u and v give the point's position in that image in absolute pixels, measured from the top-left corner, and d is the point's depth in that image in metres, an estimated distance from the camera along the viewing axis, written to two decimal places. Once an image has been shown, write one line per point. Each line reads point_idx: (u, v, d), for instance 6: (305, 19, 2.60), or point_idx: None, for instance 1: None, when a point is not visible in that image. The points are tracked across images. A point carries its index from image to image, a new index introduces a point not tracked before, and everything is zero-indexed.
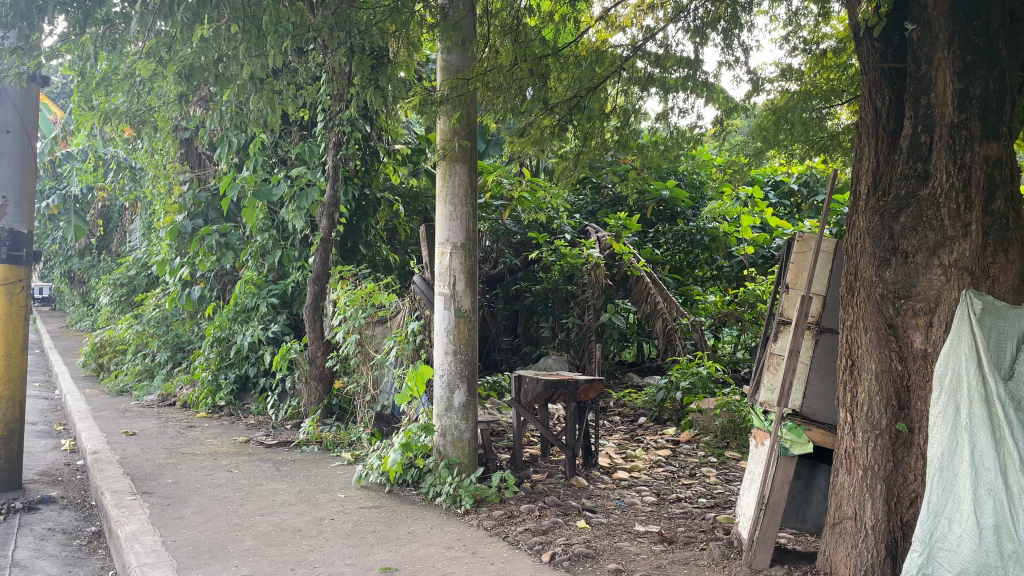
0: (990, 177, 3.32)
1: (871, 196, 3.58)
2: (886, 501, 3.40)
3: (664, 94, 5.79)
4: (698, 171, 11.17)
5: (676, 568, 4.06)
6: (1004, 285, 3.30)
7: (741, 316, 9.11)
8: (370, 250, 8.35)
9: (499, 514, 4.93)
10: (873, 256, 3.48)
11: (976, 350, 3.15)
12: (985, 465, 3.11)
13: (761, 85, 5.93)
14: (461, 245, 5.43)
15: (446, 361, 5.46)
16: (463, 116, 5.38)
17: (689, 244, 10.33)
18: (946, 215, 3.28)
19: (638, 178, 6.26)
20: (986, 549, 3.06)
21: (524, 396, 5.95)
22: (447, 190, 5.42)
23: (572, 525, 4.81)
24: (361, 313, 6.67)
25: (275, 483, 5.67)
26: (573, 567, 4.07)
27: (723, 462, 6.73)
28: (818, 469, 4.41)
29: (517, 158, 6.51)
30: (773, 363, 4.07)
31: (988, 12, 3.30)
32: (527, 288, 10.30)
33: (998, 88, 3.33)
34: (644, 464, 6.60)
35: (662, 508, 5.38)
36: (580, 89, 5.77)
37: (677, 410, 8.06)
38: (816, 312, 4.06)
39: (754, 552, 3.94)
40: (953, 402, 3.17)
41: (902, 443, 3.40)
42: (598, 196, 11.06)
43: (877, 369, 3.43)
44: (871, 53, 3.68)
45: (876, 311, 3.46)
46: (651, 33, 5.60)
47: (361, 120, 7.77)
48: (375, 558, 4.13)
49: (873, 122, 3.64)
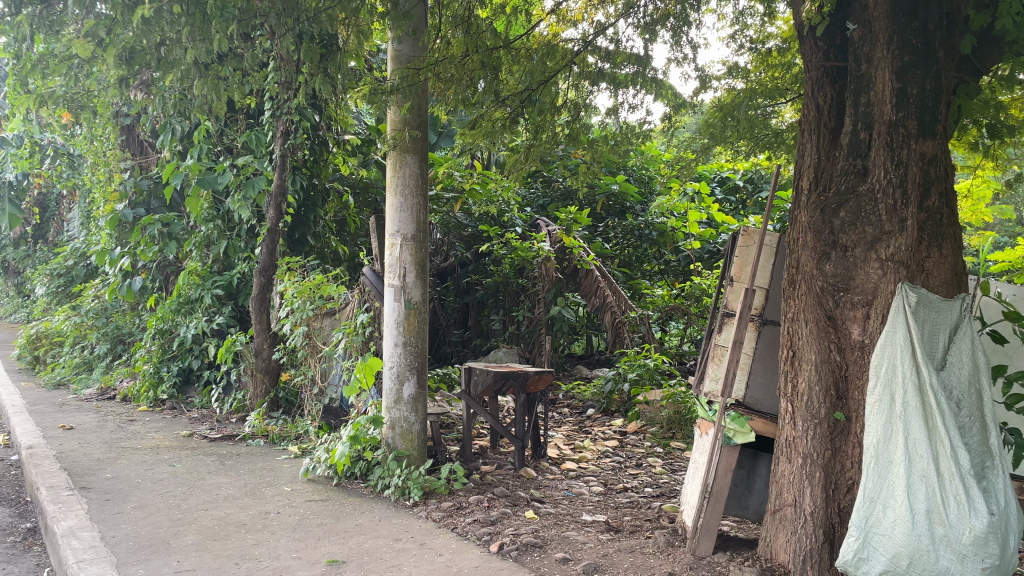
0: (925, 174, 3.43)
1: (812, 192, 3.68)
2: (823, 489, 3.48)
3: (614, 89, 5.84)
4: (646, 167, 11.30)
5: (622, 556, 4.11)
6: (937, 280, 3.44)
7: (688, 310, 9.23)
8: (318, 241, 8.24)
9: (448, 505, 4.94)
10: (814, 249, 3.58)
11: (910, 342, 3.24)
12: (917, 451, 3.08)
13: (708, 83, 6.03)
14: (412, 236, 5.41)
15: (395, 353, 5.43)
16: (413, 106, 5.37)
17: (638, 240, 10.56)
18: (884, 210, 3.38)
19: (588, 173, 6.32)
20: (918, 534, 3.00)
21: (473, 388, 5.89)
22: (398, 180, 5.39)
23: (521, 515, 4.84)
24: (309, 305, 6.58)
25: (219, 477, 5.56)
26: (521, 557, 4.11)
27: (668, 452, 6.84)
28: (759, 459, 4.51)
29: (469, 150, 6.49)
30: (717, 354, 4.17)
31: (925, 13, 3.40)
32: (478, 281, 10.35)
33: (934, 88, 3.43)
34: (592, 455, 6.68)
35: (609, 498, 5.45)
36: (532, 82, 5.75)
37: (625, 401, 8.17)
38: (759, 304, 4.16)
39: (698, 540, 4.01)
40: (888, 391, 3.21)
41: (840, 432, 3.50)
42: (549, 190, 11.10)
43: (817, 360, 3.52)
44: (814, 51, 3.77)
45: (816, 304, 3.55)
46: (602, 27, 5.63)
47: (310, 108, 7.58)
48: (322, 551, 4.10)
49: (816, 119, 3.75)
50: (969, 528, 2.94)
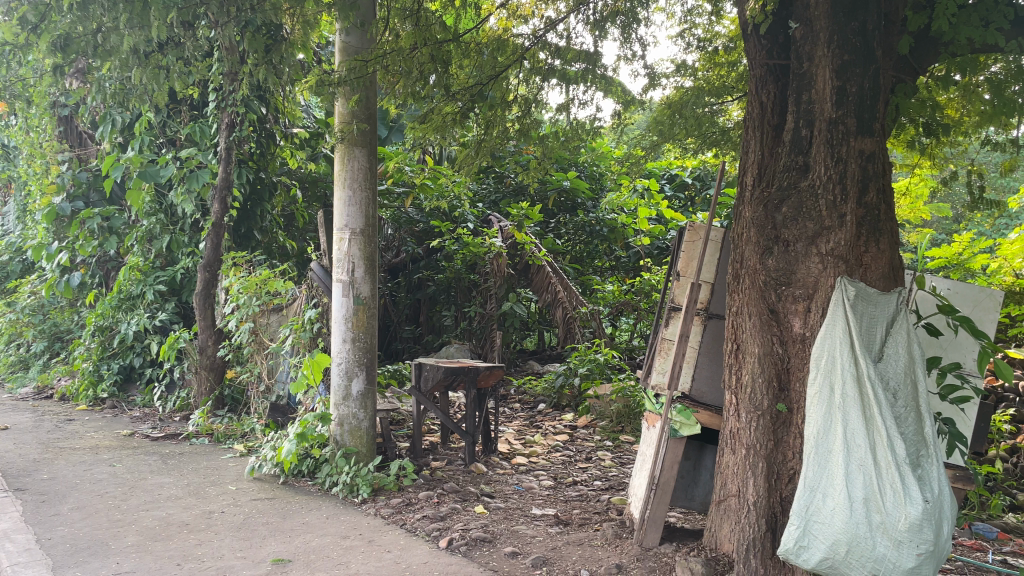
0: (864, 171, 3.51)
1: (756, 187, 3.75)
2: (766, 479, 3.53)
3: (565, 85, 5.86)
4: (598, 163, 11.39)
5: (571, 549, 4.14)
6: (875, 274, 3.52)
7: (638, 305, 9.35)
8: (265, 236, 8.11)
9: (397, 502, 4.91)
10: (758, 244, 3.65)
11: (849, 335, 3.28)
12: (856, 441, 3.11)
13: (657, 81, 6.09)
14: (360, 230, 5.35)
15: (344, 349, 5.36)
16: (361, 98, 5.31)
17: (589, 235, 10.59)
18: (824, 206, 3.46)
19: (539, 168, 6.34)
20: (856, 521, 3.01)
21: (423, 384, 5.88)
22: (345, 174, 5.33)
23: (471, 510, 4.83)
24: (255, 301, 6.46)
25: (162, 477, 5.43)
26: (470, 552, 4.10)
27: (618, 446, 6.91)
28: (705, 451, 4.58)
29: (419, 145, 6.44)
30: (665, 347, 4.24)
31: (865, 14, 3.49)
32: (429, 277, 10.28)
33: (872, 86, 3.51)
34: (542, 449, 6.71)
35: (558, 492, 5.48)
36: (483, 76, 5.74)
37: (575, 396, 8.23)
38: (704, 298, 4.23)
39: (645, 531, 4.06)
40: (828, 382, 3.25)
41: (782, 423, 3.56)
42: (501, 185, 11.09)
43: (760, 353, 3.60)
44: (758, 49, 3.86)
45: (760, 297, 3.62)
46: (553, 23, 5.64)
47: (256, 100, 7.44)
48: (267, 551, 4.03)
49: (759, 117, 3.82)
50: (904, 515, 2.95)
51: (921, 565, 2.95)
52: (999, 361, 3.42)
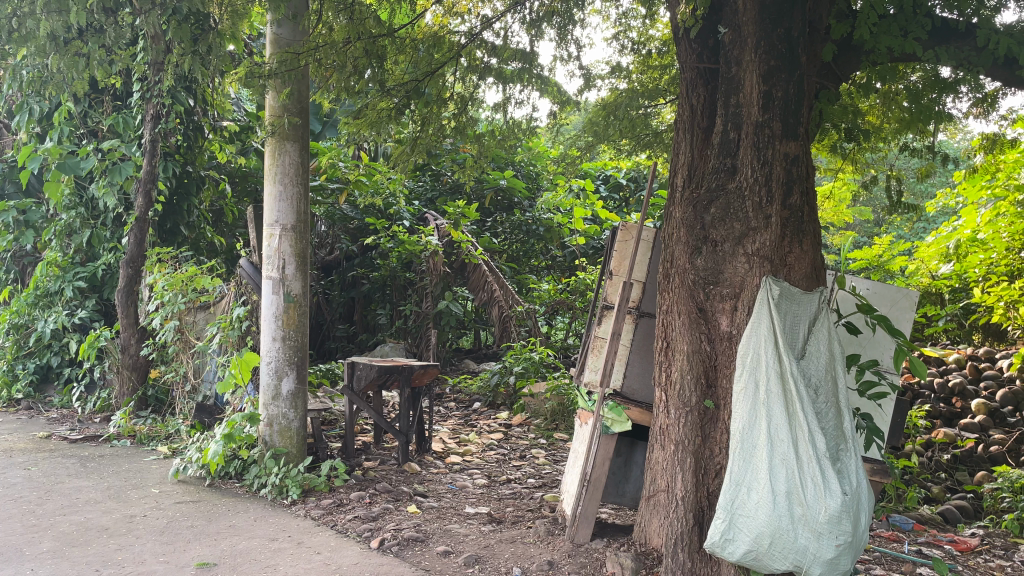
0: (788, 173, 3.61)
1: (686, 188, 3.82)
2: (694, 474, 3.60)
3: (501, 84, 5.85)
4: (534, 163, 11.45)
5: (503, 547, 4.14)
6: (799, 273, 3.61)
7: (573, 304, 9.44)
8: (192, 232, 7.88)
9: (328, 503, 4.83)
10: (687, 244, 3.71)
11: (773, 332, 3.34)
12: (779, 436, 3.16)
13: (593, 82, 6.14)
14: (291, 227, 5.26)
15: (273, 347, 5.25)
16: (293, 92, 5.22)
17: (525, 235, 10.61)
18: (750, 207, 3.55)
19: (475, 167, 6.32)
20: (778, 514, 3.08)
21: (356, 383, 5.81)
22: (276, 169, 5.22)
23: (403, 510, 4.78)
24: (180, 297, 6.25)
25: (80, 480, 5.22)
26: (402, 552, 4.07)
27: (552, 443, 6.95)
28: (636, 447, 4.65)
29: (354, 141, 6.33)
30: (597, 345, 4.30)
31: (790, 20, 3.59)
32: (364, 275, 10.15)
33: (797, 92, 3.62)
34: (476, 448, 6.70)
35: (492, 490, 5.49)
36: (417, 73, 5.70)
37: (510, 395, 8.25)
38: (636, 297, 4.30)
39: (577, 528, 4.10)
40: (753, 379, 3.29)
41: (709, 419, 3.64)
42: (437, 183, 11.02)
43: (689, 351, 3.67)
44: (689, 53, 3.94)
45: (689, 296, 3.70)
46: (489, 21, 5.63)
47: (183, 92, 7.22)
48: (192, 554, 3.92)
49: (690, 119, 3.90)
50: (824, 508, 3.03)
51: (840, 556, 3.04)
52: (914, 358, 3.52)
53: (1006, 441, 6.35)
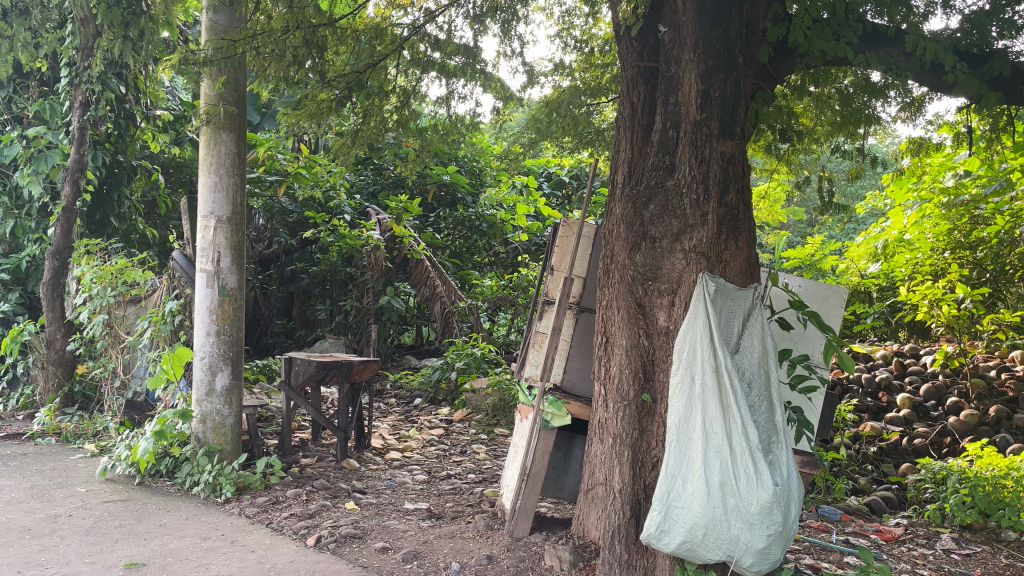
0: (725, 172, 3.68)
1: (626, 185, 3.87)
2: (631, 467, 3.64)
3: (444, 78, 5.81)
4: (477, 158, 11.41)
5: (442, 542, 4.13)
6: (734, 270, 3.69)
7: (515, 300, 9.48)
8: (123, 223, 7.62)
9: (263, 501, 4.74)
10: (627, 241, 3.75)
11: (709, 327, 3.40)
12: (714, 429, 3.21)
13: (536, 78, 6.16)
14: (227, 219, 5.14)
15: (207, 342, 5.12)
16: (229, 80, 5.13)
17: (468, 230, 10.59)
18: (688, 205, 3.61)
19: (417, 161, 6.26)
20: (712, 506, 3.12)
21: (294, 379, 5.71)
22: (211, 159, 5.10)
23: (341, 507, 4.72)
24: (110, 291, 6.09)
25: (1, 479, 5.00)
26: (339, 549, 4.02)
27: (492, 439, 6.96)
28: (575, 441, 4.69)
29: (294, 133, 6.21)
30: (538, 341, 4.36)
31: (728, 22, 3.65)
32: (304, 269, 10.00)
33: (734, 91, 3.70)
34: (417, 444, 6.66)
35: (432, 485, 5.46)
36: (360, 65, 5.59)
37: (451, 390, 8.23)
38: (577, 292, 4.34)
39: (516, 522, 4.12)
40: (689, 373, 3.34)
41: (647, 413, 3.69)
42: (379, 178, 10.91)
43: (627, 345, 3.72)
44: (630, 51, 3.98)
45: (628, 292, 3.74)
46: (432, 15, 5.59)
47: (114, 78, 6.94)
48: (119, 555, 3.80)
49: (630, 117, 3.95)
50: (756, 499, 3.07)
51: (770, 546, 3.10)
52: (843, 354, 3.59)
53: (929, 434, 6.59)
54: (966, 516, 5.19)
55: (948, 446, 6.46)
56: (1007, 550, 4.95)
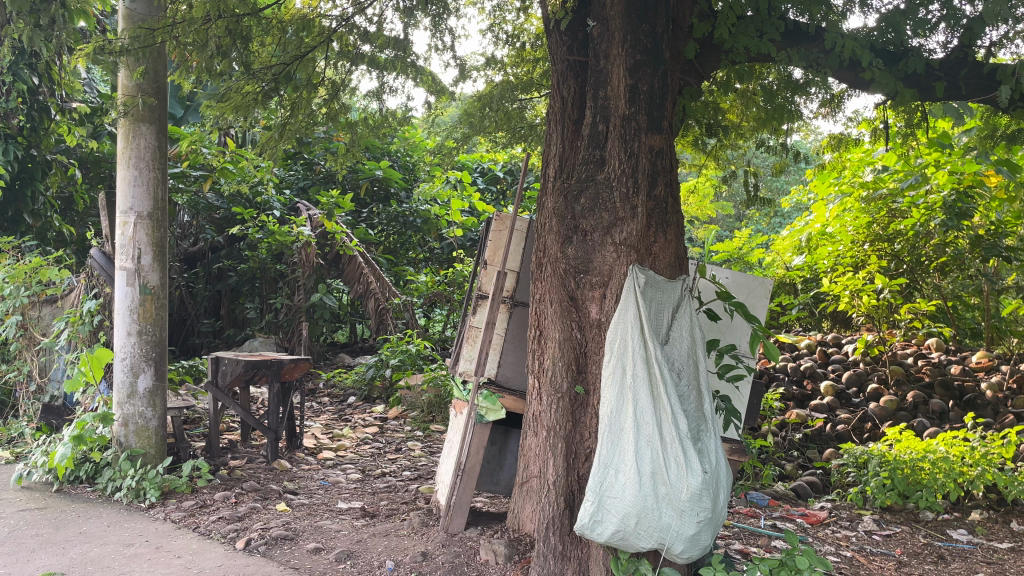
0: (653, 166, 3.73)
1: (557, 178, 3.89)
2: (565, 458, 3.65)
3: (375, 72, 5.70)
4: (410, 153, 11.29)
5: (376, 540, 4.08)
6: (663, 262, 3.74)
7: (450, 296, 9.42)
8: (37, 220, 7.29)
9: (190, 504, 4.60)
10: (559, 234, 3.77)
11: (640, 319, 3.43)
12: (645, 418, 3.24)
13: (468, 73, 6.13)
14: (148, 214, 4.96)
15: (128, 343, 4.94)
16: (148, 70, 4.96)
17: (402, 226, 10.51)
18: (618, 198, 3.65)
19: (349, 156, 6.16)
20: (644, 495, 3.15)
21: (221, 379, 5.53)
22: (130, 152, 4.93)
23: (271, 509, 4.61)
24: (23, 291, 5.81)
25: None
26: (269, 552, 3.93)
27: (428, 435, 6.91)
28: (510, 435, 4.70)
29: (219, 126, 6.03)
30: (472, 335, 4.33)
31: (654, 17, 3.72)
32: (231, 267, 9.75)
33: (661, 86, 3.76)
34: (350, 443, 6.56)
35: (366, 484, 5.39)
36: (286, 57, 5.43)
37: (386, 387, 8.15)
38: (510, 286, 4.34)
39: (451, 517, 4.09)
40: (620, 365, 3.37)
41: (580, 404, 3.71)
42: (310, 173, 10.71)
43: (560, 338, 3.72)
44: (559, 44, 4.00)
45: (560, 285, 3.75)
46: (361, 7, 5.50)
47: (26, 69, 6.60)
48: (36, 565, 3.64)
49: (561, 110, 3.97)
50: (686, 486, 3.12)
51: (700, 532, 3.14)
52: (769, 343, 3.63)
53: (851, 420, 6.84)
54: (886, 498, 5.41)
55: (869, 431, 6.70)
56: (925, 529, 5.18)
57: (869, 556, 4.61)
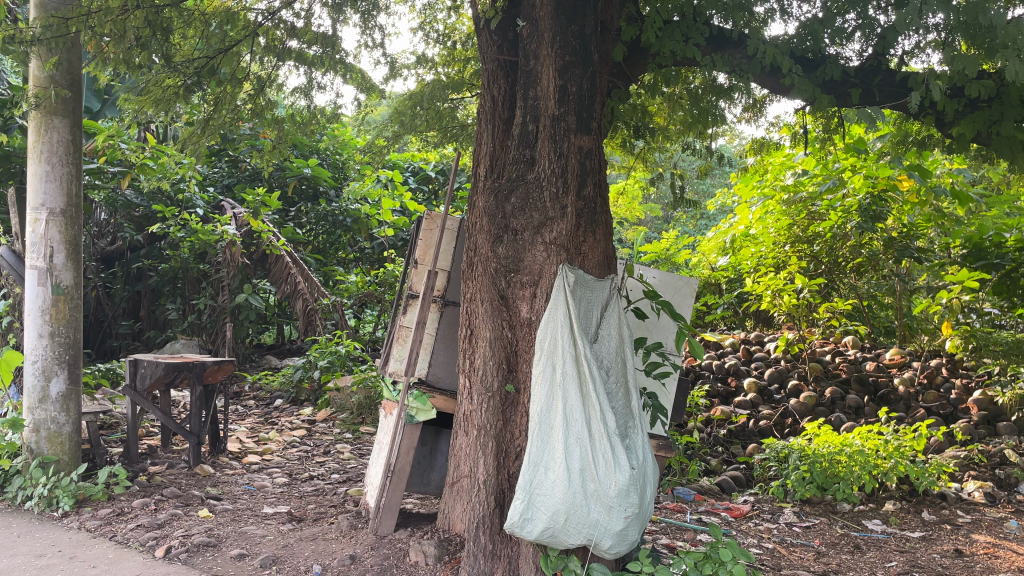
0: (582, 166, 3.77)
1: (488, 178, 3.88)
2: (495, 457, 3.65)
3: (304, 68, 5.59)
4: (340, 151, 11.12)
5: (303, 545, 4.00)
6: (592, 262, 3.79)
7: (381, 297, 9.31)
8: None
9: (106, 512, 4.42)
10: (489, 233, 3.77)
11: (569, 317, 3.46)
12: (574, 416, 3.27)
13: (399, 71, 6.06)
14: (61, 211, 4.75)
15: (40, 345, 4.72)
16: (61, 61, 4.78)
17: (331, 225, 10.35)
18: (548, 198, 3.67)
19: (275, 153, 6.03)
20: (573, 491, 3.17)
21: (140, 382, 5.33)
22: (42, 146, 4.72)
23: (193, 515, 4.47)
24: None
25: None
26: (191, 559, 3.81)
27: (357, 438, 6.82)
28: (441, 435, 4.68)
29: (138, 120, 5.81)
30: (402, 335, 4.33)
31: (583, 19, 3.75)
32: (151, 267, 9.42)
33: (590, 87, 3.80)
34: (276, 446, 6.42)
35: (293, 488, 5.29)
36: (209, 50, 5.27)
37: (314, 389, 8.00)
38: (441, 286, 4.32)
39: (380, 520, 4.05)
40: (550, 362, 3.38)
41: (510, 403, 3.72)
42: (235, 170, 10.44)
43: (491, 337, 3.72)
44: (490, 44, 4.01)
45: (491, 284, 3.74)
46: (288, 1, 5.37)
47: None
48: None
49: (491, 110, 3.97)
50: (613, 482, 3.16)
51: (628, 528, 3.19)
52: (694, 340, 3.70)
53: (773, 415, 7.04)
54: (806, 491, 5.60)
55: (789, 426, 6.91)
56: (842, 520, 5.38)
57: (789, 547, 4.77)
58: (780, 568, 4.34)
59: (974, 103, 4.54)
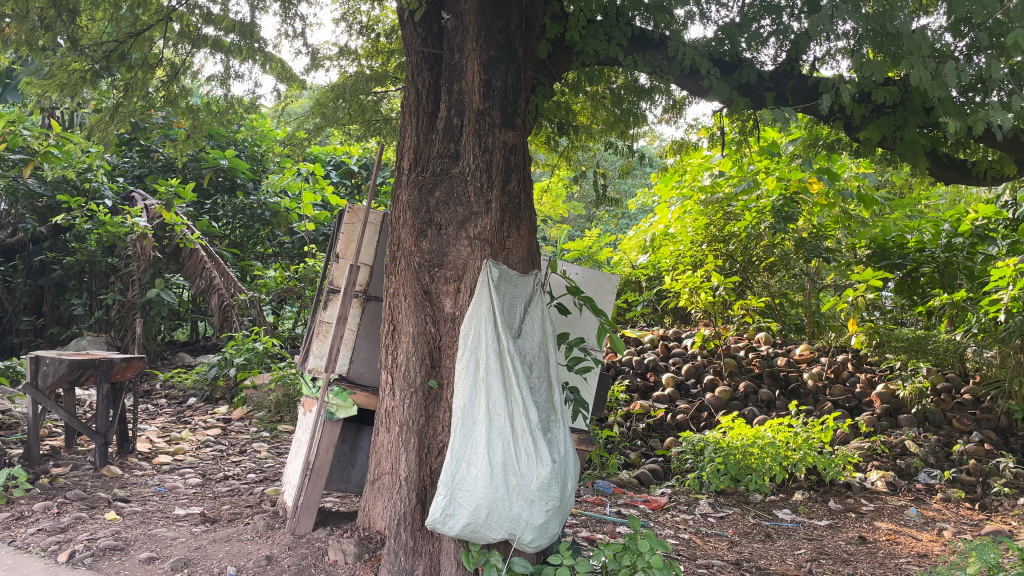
0: (507, 161, 3.78)
1: (412, 171, 3.84)
2: (417, 454, 3.62)
3: (221, 56, 5.41)
4: (259, 143, 10.82)
5: (217, 547, 3.88)
6: (517, 257, 3.78)
7: (301, 292, 9.12)
8: None
9: (4, 517, 4.20)
10: (413, 227, 3.74)
11: (493, 313, 3.45)
12: (497, 411, 3.27)
13: (320, 62, 5.94)
14: None
15: None
16: None
17: (249, 218, 10.08)
18: (472, 192, 3.67)
19: (189, 142, 5.82)
20: (495, 486, 3.18)
21: (41, 380, 5.06)
22: None
23: (99, 518, 4.27)
24: None
25: None
26: (96, 563, 3.67)
27: (275, 436, 6.66)
28: (362, 432, 4.61)
29: (41, 106, 5.52)
30: (323, 330, 4.27)
31: (508, 14, 3.80)
32: (55, 260, 8.97)
33: (514, 82, 3.83)
34: (190, 446, 6.20)
35: (207, 488, 5.12)
36: (119, 34, 5.04)
37: (230, 387, 7.77)
38: (363, 281, 4.26)
39: (298, 519, 3.96)
40: (473, 358, 3.37)
41: (433, 399, 3.69)
42: (146, 160, 10.04)
43: (414, 332, 3.69)
44: (414, 36, 3.97)
45: (415, 279, 3.71)
46: None
47: None
48: None
49: (415, 102, 3.94)
50: (536, 476, 3.17)
51: (549, 521, 3.21)
52: (615, 336, 3.73)
53: (689, 410, 7.21)
54: (720, 482, 5.77)
55: (705, 420, 7.11)
56: (754, 510, 5.56)
57: (704, 537, 4.90)
58: (695, 558, 4.46)
59: (880, 108, 4.74)
